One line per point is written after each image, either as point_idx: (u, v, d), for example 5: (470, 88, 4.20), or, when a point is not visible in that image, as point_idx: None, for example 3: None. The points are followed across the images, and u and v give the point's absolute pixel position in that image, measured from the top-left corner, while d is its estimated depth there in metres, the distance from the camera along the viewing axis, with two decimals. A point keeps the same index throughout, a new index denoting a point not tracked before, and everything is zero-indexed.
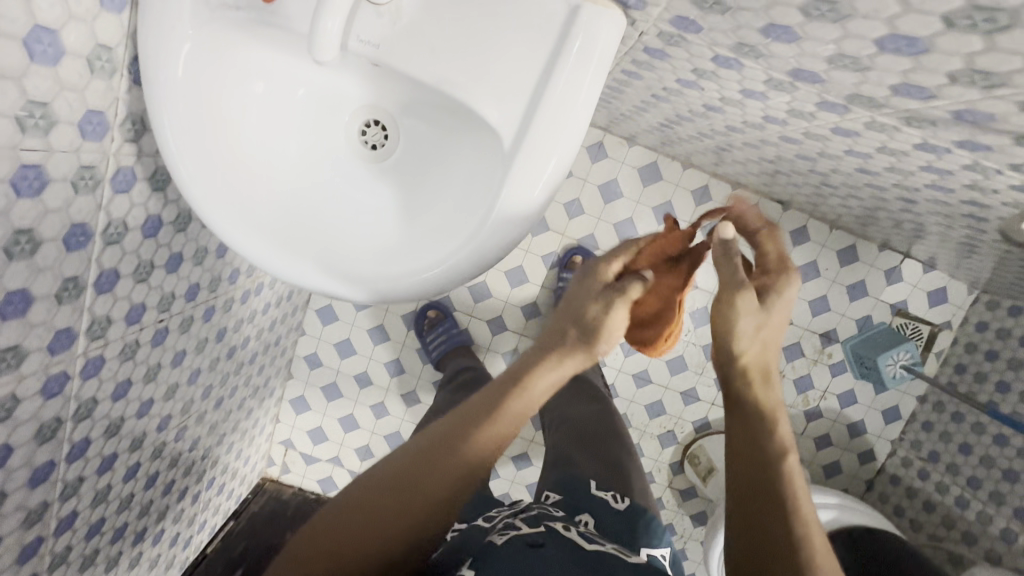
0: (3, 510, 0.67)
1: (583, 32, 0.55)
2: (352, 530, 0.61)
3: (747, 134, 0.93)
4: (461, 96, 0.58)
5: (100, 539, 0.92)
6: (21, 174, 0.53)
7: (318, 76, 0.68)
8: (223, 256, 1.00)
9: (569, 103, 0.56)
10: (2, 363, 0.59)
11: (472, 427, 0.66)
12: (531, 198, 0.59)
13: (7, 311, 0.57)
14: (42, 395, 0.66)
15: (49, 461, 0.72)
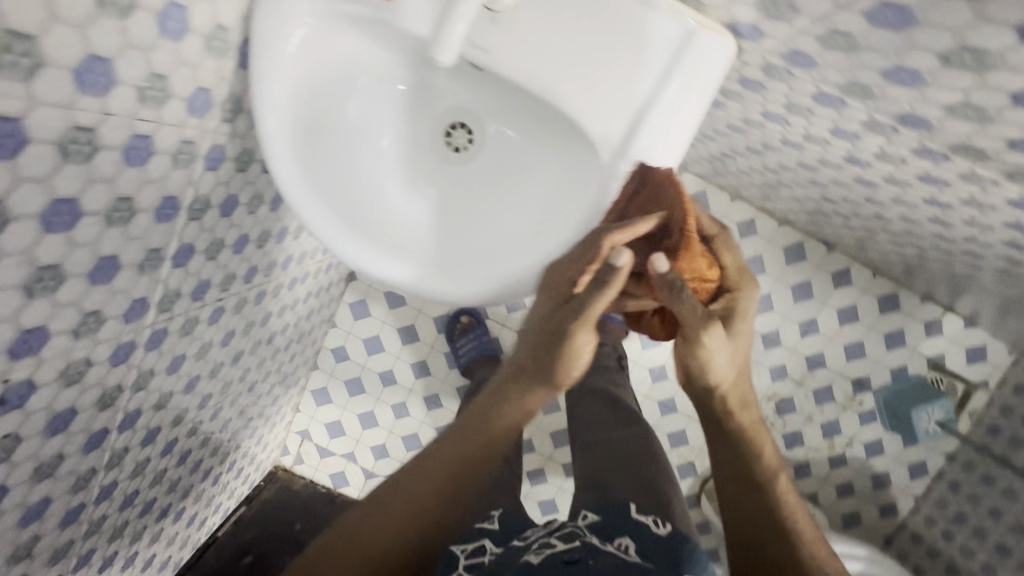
0: (59, 473, 0.67)
1: (694, 60, 0.56)
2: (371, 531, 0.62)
3: (816, 174, 0.93)
4: (565, 110, 0.58)
5: (131, 512, 0.92)
6: (133, 144, 0.54)
7: (412, 75, 0.68)
8: (280, 242, 1.01)
9: (671, 127, 0.57)
10: (83, 326, 0.59)
11: (450, 456, 0.64)
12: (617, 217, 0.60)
13: (100, 276, 0.58)
14: (110, 361, 0.66)
15: (104, 429, 0.72)
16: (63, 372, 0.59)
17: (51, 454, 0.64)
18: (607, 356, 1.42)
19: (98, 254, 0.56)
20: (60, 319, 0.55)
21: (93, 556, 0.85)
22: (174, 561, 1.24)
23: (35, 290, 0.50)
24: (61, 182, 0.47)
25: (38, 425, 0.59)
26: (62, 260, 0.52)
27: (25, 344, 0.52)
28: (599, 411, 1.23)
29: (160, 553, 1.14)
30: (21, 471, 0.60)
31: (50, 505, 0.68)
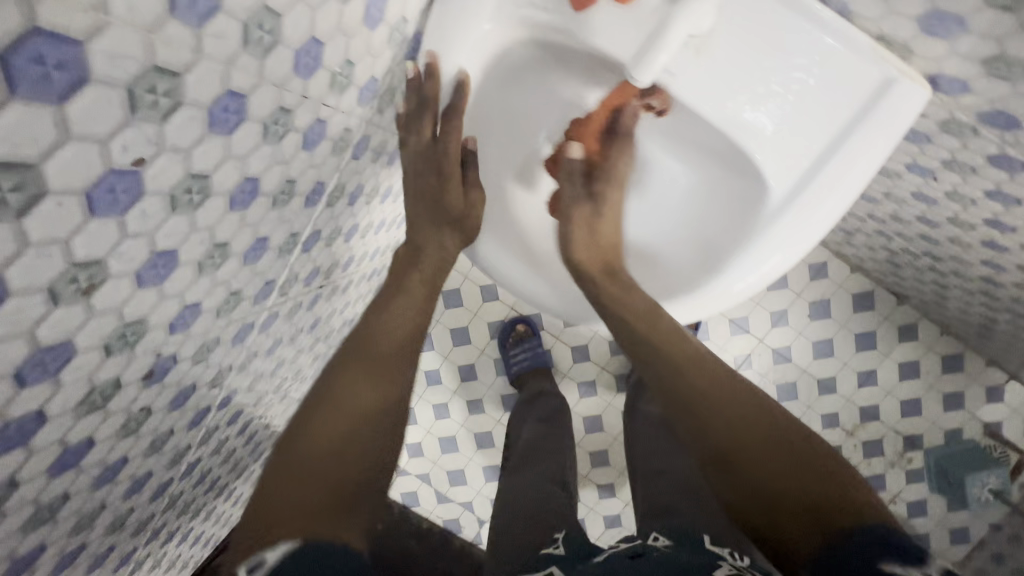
0: (164, 447, 0.65)
1: (888, 110, 0.54)
2: (310, 462, 0.51)
3: (932, 231, 0.91)
4: (744, 144, 0.56)
5: (199, 488, 0.91)
6: (313, 128, 0.52)
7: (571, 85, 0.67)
8: (374, 234, 1.00)
9: (846, 175, 0.56)
10: (224, 306, 0.57)
11: (363, 345, 0.59)
12: (773, 260, 0.59)
13: (251, 257, 0.56)
14: (232, 340, 0.65)
15: (206, 406, 0.70)
16: (197, 349, 0.58)
17: (165, 428, 0.62)
18: None
19: (257, 234, 0.55)
20: (212, 297, 0.54)
21: (161, 530, 0.84)
22: (212, 538, 1.22)
23: (205, 267, 0.49)
24: (255, 162, 0.46)
25: (165, 399, 0.58)
26: (231, 239, 0.50)
27: (183, 319, 0.51)
28: (661, 441, 1.17)
29: (205, 530, 1.12)
30: (139, 444, 0.59)
31: (149, 479, 0.67)
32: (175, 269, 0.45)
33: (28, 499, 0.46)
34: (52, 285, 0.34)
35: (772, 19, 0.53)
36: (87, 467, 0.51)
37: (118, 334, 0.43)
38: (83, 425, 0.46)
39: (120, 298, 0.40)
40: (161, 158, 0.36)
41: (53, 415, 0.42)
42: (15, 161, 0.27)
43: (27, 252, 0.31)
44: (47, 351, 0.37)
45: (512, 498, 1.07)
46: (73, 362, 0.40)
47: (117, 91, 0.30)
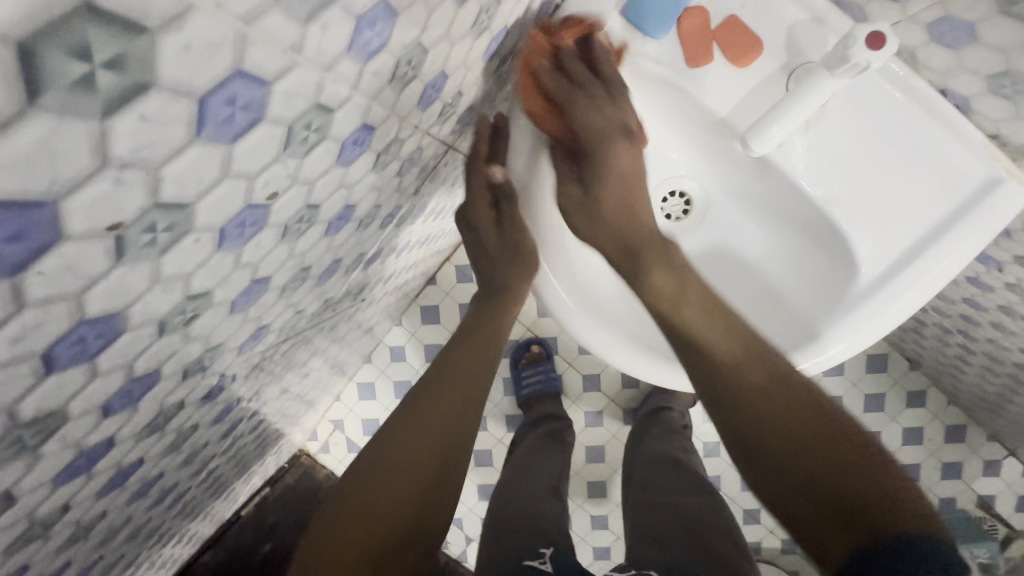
0: (194, 457, 0.62)
1: (991, 207, 0.53)
2: (369, 507, 0.50)
3: (976, 313, 0.91)
4: (839, 221, 0.56)
5: (203, 491, 0.86)
6: (410, 155, 0.50)
7: (656, 137, 0.65)
8: (417, 248, 0.98)
9: (940, 264, 0.55)
10: (287, 323, 0.55)
11: (422, 388, 0.58)
12: (852, 338, 0.58)
13: (323, 278, 0.55)
14: (280, 353, 0.63)
15: (237, 416, 0.67)
16: (250, 363, 0.55)
17: (202, 439, 0.60)
18: (677, 418, 1.33)
19: (335, 256, 0.53)
20: (281, 317, 0.51)
21: (163, 532, 0.80)
22: (198, 535, 1.17)
23: (287, 289, 0.46)
24: (359, 189, 0.44)
25: (212, 412, 0.55)
26: (314, 262, 0.48)
27: (251, 339, 0.48)
28: (664, 477, 1.07)
29: (194, 528, 1.07)
30: (177, 457, 0.56)
31: (173, 487, 0.64)
32: (263, 294, 0.42)
33: (73, 522, 0.43)
34: (163, 317, 0.31)
35: (886, 101, 0.52)
36: (130, 485, 0.49)
37: (199, 358, 0.41)
38: (140, 447, 0.43)
39: (211, 325, 0.38)
40: (290, 191, 0.33)
41: (121, 440, 0.39)
42: (177, 201, 0.24)
43: (155, 288, 0.28)
44: (137, 381, 0.34)
45: (496, 515, 0.98)
46: (153, 389, 0.37)
47: (281, 128, 0.27)
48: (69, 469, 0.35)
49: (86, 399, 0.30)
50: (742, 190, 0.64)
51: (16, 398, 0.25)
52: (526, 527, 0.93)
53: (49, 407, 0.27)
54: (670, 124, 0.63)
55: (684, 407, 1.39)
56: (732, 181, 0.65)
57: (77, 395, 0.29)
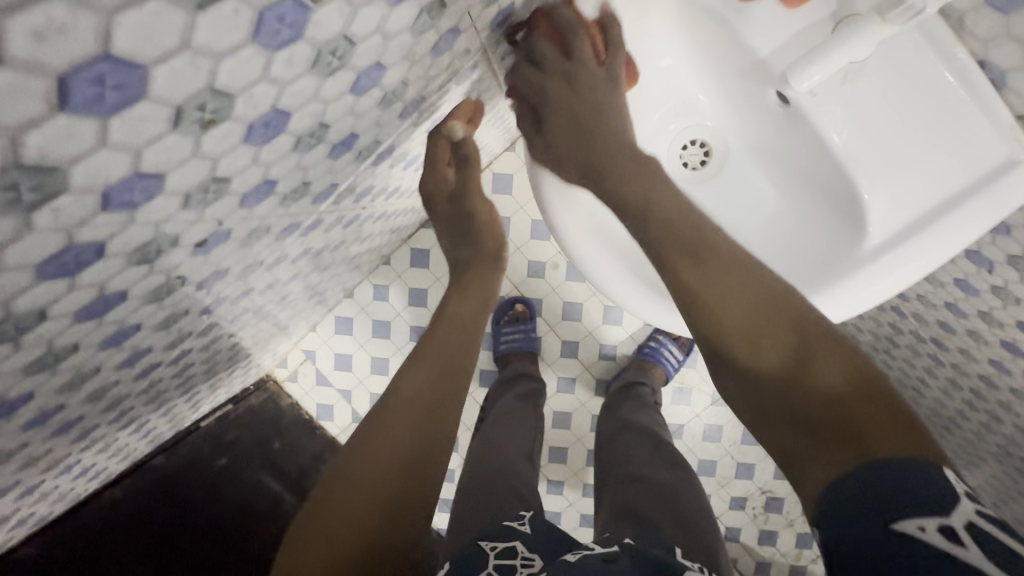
0: (172, 318, 0.61)
1: (1004, 191, 0.53)
2: (375, 453, 0.63)
3: (953, 320, 0.93)
4: (858, 180, 0.57)
5: (168, 373, 0.85)
6: (445, 36, 0.52)
7: (687, 77, 0.67)
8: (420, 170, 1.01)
9: (940, 242, 0.56)
10: (290, 195, 0.54)
11: (415, 357, 0.72)
12: (844, 303, 0.60)
13: (335, 152, 0.54)
14: (274, 229, 0.62)
15: (217, 289, 0.66)
16: (248, 228, 0.54)
17: (181, 301, 0.58)
18: (647, 393, 1.34)
19: (352, 127, 0.52)
20: (288, 180, 0.50)
21: (124, 404, 0.78)
22: (151, 434, 1.14)
23: (302, 144, 0.45)
24: (392, 46, 0.43)
25: (199, 270, 0.54)
26: (333, 123, 0.47)
27: (255, 194, 0.47)
28: (640, 448, 1.08)
29: (152, 421, 1.04)
30: (157, 312, 0.55)
31: (140, 350, 0.62)
32: (280, 135, 0.41)
33: (44, 338, 0.42)
34: (181, 105, 0.29)
35: (925, 68, 0.52)
36: (107, 320, 0.48)
37: (203, 187, 0.38)
38: (126, 275, 0.42)
39: (224, 149, 0.36)
40: (334, 3, 0.32)
41: (110, 253, 0.37)
42: None
43: (183, 55, 0.26)
44: (143, 180, 0.32)
45: (476, 472, 1.00)
46: (154, 202, 0.35)
47: None
48: (54, 263, 0.33)
49: (88, 174, 0.28)
50: (760, 144, 0.67)
51: (22, 128, 0.23)
52: (505, 486, 0.95)
53: (53, 161, 0.26)
54: (706, 65, 0.64)
55: (657, 384, 1.40)
56: (752, 133, 0.67)
57: (83, 160, 0.27)
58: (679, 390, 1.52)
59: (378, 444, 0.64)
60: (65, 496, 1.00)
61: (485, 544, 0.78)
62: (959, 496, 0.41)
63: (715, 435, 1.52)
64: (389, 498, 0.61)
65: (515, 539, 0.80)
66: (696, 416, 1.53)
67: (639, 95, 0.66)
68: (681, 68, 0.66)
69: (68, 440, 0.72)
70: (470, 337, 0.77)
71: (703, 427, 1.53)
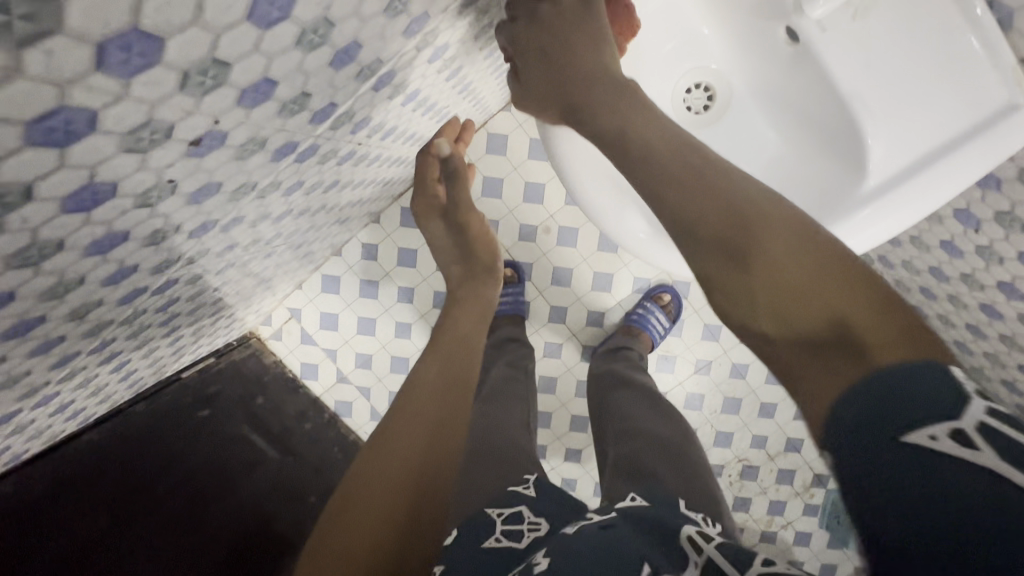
0: (168, 224, 0.61)
1: (1002, 134, 0.59)
2: (390, 457, 0.67)
3: (935, 286, 0.99)
4: (861, 122, 0.64)
5: (155, 302, 0.83)
6: None
7: (697, 24, 0.78)
8: (419, 111, 1.02)
9: (940, 181, 0.63)
10: (288, 105, 0.56)
11: (418, 371, 0.78)
12: (856, 236, 0.68)
13: (336, 62, 0.56)
14: (271, 150, 0.63)
15: (210, 208, 0.65)
16: (247, 134, 0.55)
17: (179, 207, 0.59)
18: (635, 357, 1.40)
19: (356, 34, 0.54)
20: (288, 83, 0.52)
21: (107, 330, 0.77)
22: (136, 376, 1.11)
23: (305, 40, 0.47)
24: None
25: (196, 178, 0.55)
26: (338, 22, 0.49)
27: (254, 93, 0.48)
28: (641, 408, 1.14)
29: (134, 361, 1.01)
30: (145, 221, 0.56)
31: (132, 260, 0.62)
32: (286, 17, 0.43)
33: (30, 225, 0.42)
34: None
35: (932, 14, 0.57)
36: (93, 219, 0.48)
37: (203, 66, 0.40)
38: (117, 163, 0.43)
39: (227, 21, 0.38)
40: None
41: (103, 128, 0.38)
42: None
43: None
44: (141, 38, 0.34)
45: (479, 444, 1.05)
46: (154, 71, 0.37)
47: None
48: (43, 125, 0.34)
49: (87, 14, 0.30)
50: (762, 87, 0.79)
51: None
52: (508, 463, 1.00)
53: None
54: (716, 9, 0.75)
55: (642, 350, 1.44)
56: (752, 77, 0.79)
57: None
58: (664, 357, 1.59)
59: (396, 451, 0.67)
60: (42, 434, 0.97)
61: (494, 512, 0.85)
62: (969, 397, 0.42)
63: (697, 404, 1.60)
64: (409, 503, 0.64)
65: (522, 506, 0.87)
66: (679, 383, 1.60)
67: (657, 41, 0.77)
68: (692, 16, 0.77)
69: (47, 363, 0.71)
70: (471, 354, 0.84)
71: (686, 396, 1.60)
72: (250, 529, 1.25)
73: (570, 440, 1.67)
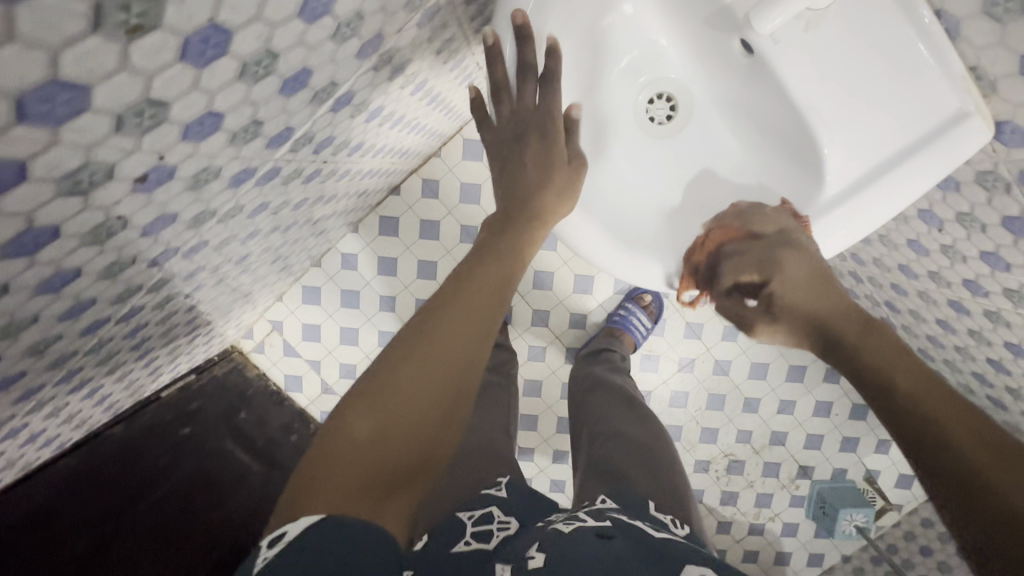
0: (103, 272, 0.57)
1: (957, 140, 0.57)
2: (390, 412, 0.50)
3: (904, 282, 0.94)
4: (817, 135, 0.62)
5: (125, 328, 0.82)
6: None
7: (650, 26, 0.74)
8: (381, 126, 0.96)
9: (899, 192, 0.61)
10: (241, 133, 0.54)
11: (450, 288, 0.56)
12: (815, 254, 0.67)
13: (286, 89, 0.53)
14: (229, 179, 0.62)
15: (157, 247, 0.63)
16: (189, 171, 0.52)
17: (111, 256, 0.55)
18: (617, 360, 1.36)
19: (305, 62, 0.51)
20: (236, 114, 0.49)
21: (67, 366, 0.74)
22: (113, 398, 1.10)
23: (248, 73, 0.45)
24: None
25: (138, 219, 0.53)
26: (269, 50, 0.45)
27: (200, 128, 0.46)
28: (617, 409, 1.11)
29: (108, 385, 1.01)
30: (99, 257, 0.53)
31: (83, 303, 0.60)
32: (223, 57, 0.41)
33: None
34: (104, 4, 0.30)
35: (883, 10, 0.55)
36: (39, 260, 0.46)
37: (138, 109, 0.39)
38: (56, 207, 0.41)
39: (160, 63, 0.37)
40: None
41: (34, 178, 0.36)
42: None
43: None
44: (63, 87, 0.32)
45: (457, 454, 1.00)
46: (84, 116, 0.35)
47: None
48: None
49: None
50: (714, 94, 0.75)
51: None
52: (479, 471, 0.96)
53: None
54: (664, 13, 0.71)
55: (625, 351, 1.41)
56: (708, 86, 0.75)
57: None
58: (647, 357, 1.55)
59: (398, 403, 0.51)
60: (16, 463, 0.97)
61: (464, 514, 0.77)
62: None
63: (681, 401, 1.56)
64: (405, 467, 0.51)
65: (492, 508, 0.79)
66: (664, 382, 1.56)
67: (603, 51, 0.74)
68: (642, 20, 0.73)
69: (10, 399, 0.69)
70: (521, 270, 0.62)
71: (670, 394, 1.56)
72: (234, 536, 1.25)
73: (558, 442, 1.64)
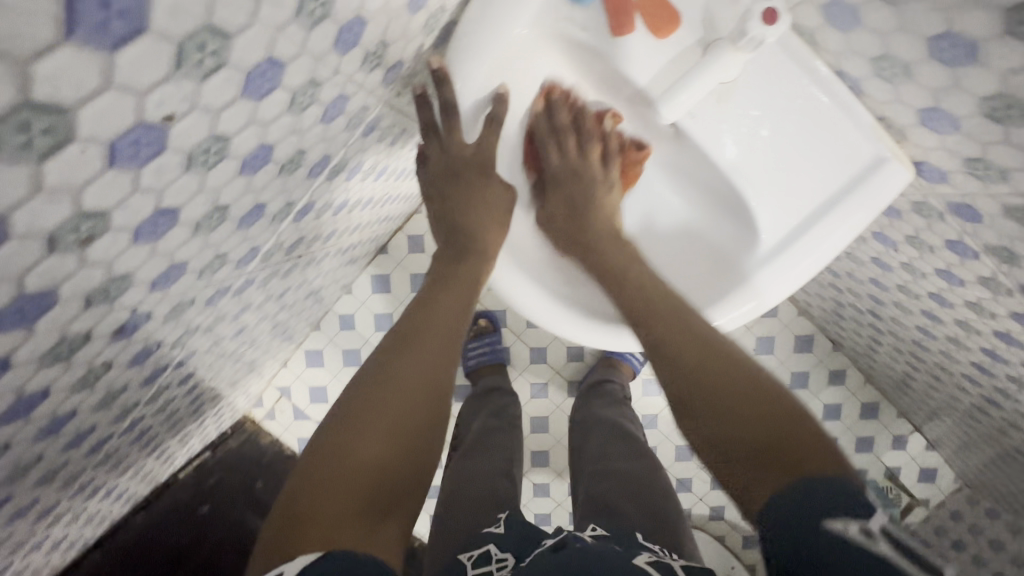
0: (107, 397, 0.61)
1: (879, 182, 0.60)
2: (359, 444, 0.53)
3: (881, 293, 0.97)
4: (748, 194, 0.64)
5: (131, 435, 0.85)
6: (335, 104, 0.52)
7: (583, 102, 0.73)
8: (359, 210, 0.98)
9: (834, 230, 0.63)
10: (208, 268, 0.55)
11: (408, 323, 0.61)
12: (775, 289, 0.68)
13: (244, 224, 0.54)
14: (207, 301, 0.64)
15: (153, 364, 0.66)
16: (169, 307, 0.54)
17: (108, 387, 0.58)
18: (617, 391, 1.38)
19: (256, 201, 0.52)
20: (200, 257, 0.51)
21: (81, 479, 0.77)
22: (125, 493, 1.13)
23: (201, 228, 0.46)
24: (275, 129, 0.44)
25: (123, 357, 0.55)
26: (231, 204, 0.48)
27: (165, 279, 0.48)
28: (615, 447, 1.12)
29: (123, 482, 1.05)
30: (91, 396, 0.55)
31: (88, 428, 0.63)
32: (173, 227, 0.42)
33: None
34: (54, 232, 0.32)
35: (786, 73, 0.57)
36: (33, 419, 0.48)
37: (103, 287, 0.41)
38: (42, 375, 0.43)
39: (115, 252, 0.38)
40: (190, 118, 0.34)
41: (16, 364, 0.39)
42: (53, 103, 0.25)
43: (38, 198, 0.29)
44: (30, 299, 0.34)
45: (451, 497, 1.00)
46: (53, 310, 0.37)
47: (170, 46, 0.29)
48: None
49: None
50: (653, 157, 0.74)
51: None
52: (478, 504, 0.96)
53: None
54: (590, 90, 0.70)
55: (624, 379, 1.44)
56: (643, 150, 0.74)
57: None
58: (649, 381, 1.57)
59: (370, 431, 0.53)
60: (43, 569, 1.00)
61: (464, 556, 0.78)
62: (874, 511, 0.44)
63: None
64: (381, 495, 0.52)
65: (490, 543, 0.79)
66: None
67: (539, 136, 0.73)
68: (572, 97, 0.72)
69: (28, 521, 0.72)
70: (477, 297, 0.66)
71: None
72: None
73: None
